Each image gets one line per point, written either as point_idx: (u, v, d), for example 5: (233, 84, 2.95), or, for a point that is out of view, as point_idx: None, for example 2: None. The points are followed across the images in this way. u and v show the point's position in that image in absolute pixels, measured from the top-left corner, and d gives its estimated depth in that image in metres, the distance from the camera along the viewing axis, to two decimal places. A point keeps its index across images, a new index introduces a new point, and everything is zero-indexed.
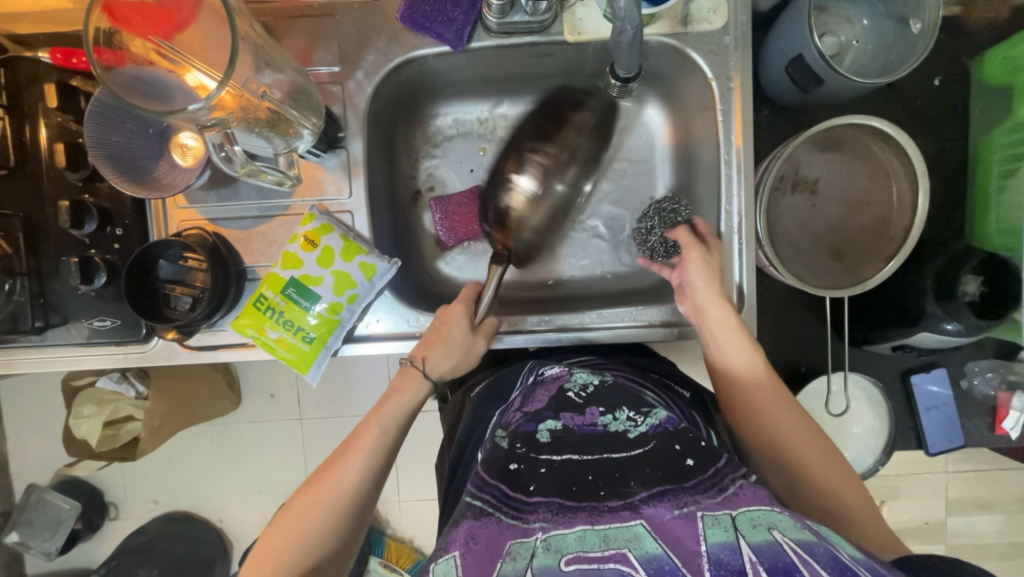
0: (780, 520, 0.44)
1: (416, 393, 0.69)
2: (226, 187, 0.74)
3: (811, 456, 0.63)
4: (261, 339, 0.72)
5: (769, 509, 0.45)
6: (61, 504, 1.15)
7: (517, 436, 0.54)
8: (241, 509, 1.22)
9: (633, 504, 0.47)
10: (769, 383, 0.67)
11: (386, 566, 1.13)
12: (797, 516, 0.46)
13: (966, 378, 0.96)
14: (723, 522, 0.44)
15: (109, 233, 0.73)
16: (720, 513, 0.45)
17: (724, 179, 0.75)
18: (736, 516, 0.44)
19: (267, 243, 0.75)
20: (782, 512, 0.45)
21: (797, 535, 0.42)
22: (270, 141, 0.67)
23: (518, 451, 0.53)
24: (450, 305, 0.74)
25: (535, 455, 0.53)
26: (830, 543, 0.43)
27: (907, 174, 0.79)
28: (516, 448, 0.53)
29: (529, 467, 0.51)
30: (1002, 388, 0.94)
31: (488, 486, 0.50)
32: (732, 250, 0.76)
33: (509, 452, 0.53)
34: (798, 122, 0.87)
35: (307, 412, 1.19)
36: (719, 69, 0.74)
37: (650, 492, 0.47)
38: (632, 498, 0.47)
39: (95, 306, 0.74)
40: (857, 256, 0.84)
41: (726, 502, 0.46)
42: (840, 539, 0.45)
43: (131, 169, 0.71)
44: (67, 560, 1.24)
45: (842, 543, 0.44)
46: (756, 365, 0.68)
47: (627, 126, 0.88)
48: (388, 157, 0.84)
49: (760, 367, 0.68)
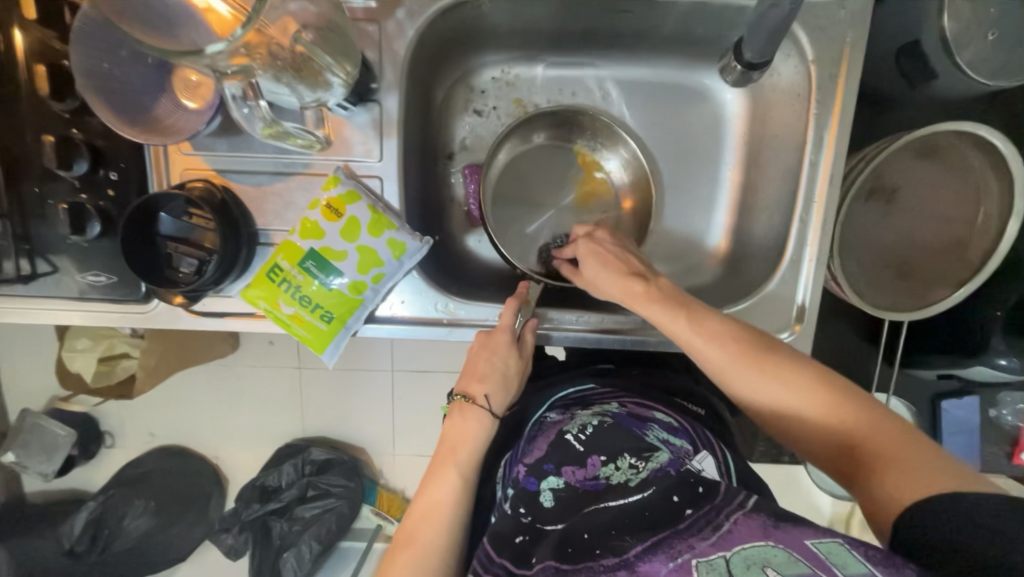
0: (774, 556, 0.41)
1: (488, 433, 0.59)
2: (240, 136, 0.66)
3: (814, 407, 0.51)
4: (274, 315, 0.65)
5: (763, 543, 0.42)
6: (56, 429, 1.11)
7: (520, 499, 0.52)
8: (239, 451, 1.20)
9: (628, 562, 0.43)
10: (740, 341, 0.56)
11: (378, 514, 1.18)
12: (794, 540, 0.42)
13: (996, 408, 0.89)
14: (717, 569, 0.41)
15: (102, 177, 0.64)
16: (715, 556, 0.42)
17: (806, 183, 0.67)
18: (730, 558, 0.41)
19: (283, 204, 0.67)
20: (776, 544, 0.41)
21: (792, 571, 0.39)
22: (296, 91, 0.58)
23: (524, 520, 0.50)
24: (492, 333, 0.65)
25: (541, 526, 0.49)
26: (825, 563, 0.39)
27: (999, 194, 0.70)
28: (522, 516, 0.50)
29: (535, 539, 0.49)
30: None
31: (496, 561, 0.48)
32: (801, 258, 0.68)
33: (514, 522, 0.50)
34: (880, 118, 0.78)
35: (307, 361, 1.14)
36: (823, 52, 0.65)
37: (644, 545, 0.44)
38: (626, 553, 0.43)
39: (89, 256, 0.66)
40: (924, 275, 0.75)
41: (720, 543, 0.43)
42: (846, 557, 0.40)
43: (128, 104, 0.60)
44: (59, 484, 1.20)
45: (845, 562, 0.39)
46: (722, 323, 0.57)
47: (694, 105, 0.79)
48: (422, 115, 0.74)
49: (726, 323, 0.57)
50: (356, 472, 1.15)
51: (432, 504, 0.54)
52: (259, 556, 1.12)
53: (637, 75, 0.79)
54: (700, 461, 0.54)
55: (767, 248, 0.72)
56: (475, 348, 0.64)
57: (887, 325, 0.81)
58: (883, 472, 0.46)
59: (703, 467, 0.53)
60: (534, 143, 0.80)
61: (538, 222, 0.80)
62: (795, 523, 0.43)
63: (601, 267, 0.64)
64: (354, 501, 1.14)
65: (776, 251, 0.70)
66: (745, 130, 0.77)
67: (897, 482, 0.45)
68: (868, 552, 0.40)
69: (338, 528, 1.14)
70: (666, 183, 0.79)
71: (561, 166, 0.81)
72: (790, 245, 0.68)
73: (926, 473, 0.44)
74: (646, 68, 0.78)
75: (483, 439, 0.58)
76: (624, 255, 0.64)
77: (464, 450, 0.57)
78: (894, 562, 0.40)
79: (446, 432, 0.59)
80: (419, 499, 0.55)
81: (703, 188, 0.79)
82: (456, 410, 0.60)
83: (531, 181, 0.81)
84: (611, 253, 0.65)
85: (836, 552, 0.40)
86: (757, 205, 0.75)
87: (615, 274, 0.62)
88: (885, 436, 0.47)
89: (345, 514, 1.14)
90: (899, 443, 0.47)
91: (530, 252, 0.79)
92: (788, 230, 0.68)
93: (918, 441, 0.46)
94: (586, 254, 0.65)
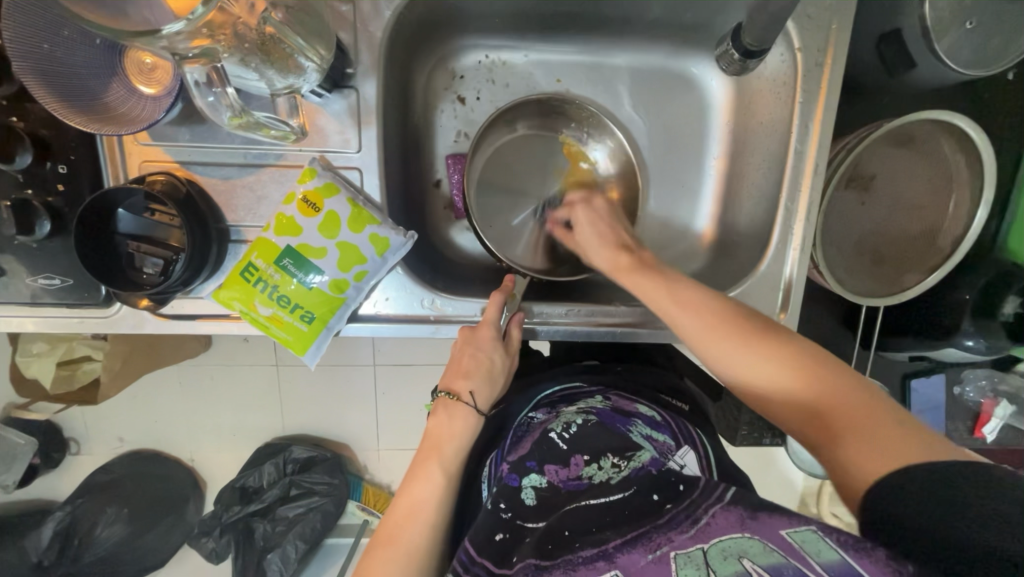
0: (750, 546, 0.40)
1: (473, 433, 0.57)
2: (204, 125, 0.61)
3: (785, 375, 0.50)
4: (250, 316, 0.62)
5: (741, 535, 0.41)
6: (14, 438, 1.04)
7: (501, 494, 0.50)
8: (216, 453, 1.16)
9: (607, 553, 0.42)
10: (716, 310, 0.55)
11: (363, 509, 1.16)
12: (769, 530, 0.41)
13: (960, 385, 0.90)
14: (694, 560, 0.40)
15: (49, 171, 0.59)
16: (692, 549, 0.41)
17: (790, 171, 0.67)
18: (708, 551, 0.41)
19: (254, 198, 0.63)
20: (753, 536, 0.41)
21: (767, 560, 0.39)
22: (265, 76, 0.54)
23: (504, 516, 0.48)
24: (476, 328, 0.63)
25: (522, 524, 0.48)
26: (798, 552, 0.39)
27: (971, 180, 0.72)
28: (502, 512, 0.49)
29: (515, 537, 0.47)
30: (989, 396, 0.90)
31: (477, 562, 0.46)
32: (784, 248, 0.68)
33: (493, 518, 0.48)
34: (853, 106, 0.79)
35: (285, 358, 1.10)
36: (808, 40, 0.65)
37: (624, 538, 0.43)
38: (606, 545, 0.42)
39: (39, 257, 0.60)
40: (898, 262, 0.76)
41: (699, 535, 0.42)
42: (820, 544, 0.39)
43: (76, 91, 0.55)
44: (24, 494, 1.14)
45: (819, 549, 0.39)
46: (699, 292, 0.57)
47: (679, 93, 0.78)
48: (401, 102, 0.71)
49: (706, 293, 0.57)
50: (339, 469, 1.12)
51: (415, 502, 0.51)
52: (242, 558, 1.08)
53: (622, 62, 0.77)
54: (682, 456, 0.55)
55: (752, 237, 0.72)
56: (460, 343, 0.62)
57: (865, 310, 0.84)
58: (854, 441, 0.45)
59: (684, 463, 0.54)
60: (520, 132, 0.78)
61: (522, 215, 0.78)
62: (772, 512, 0.43)
63: (596, 233, 0.68)
64: (338, 498, 1.11)
65: (761, 240, 0.70)
66: (730, 119, 0.77)
67: (867, 451, 0.44)
68: (840, 537, 0.40)
69: (323, 526, 1.11)
70: (651, 172, 0.79)
71: (546, 157, 0.79)
72: (774, 236, 0.68)
73: (890, 441, 0.43)
74: (631, 56, 0.77)
75: (467, 439, 0.56)
76: (616, 225, 0.69)
77: (449, 445, 0.55)
78: (865, 546, 0.39)
79: (429, 430, 0.57)
80: (401, 498, 0.52)
81: (687, 178, 0.79)
82: (441, 408, 0.58)
83: (515, 171, 0.79)
84: (605, 224, 0.69)
85: (811, 537, 0.40)
86: (742, 195, 0.75)
87: (607, 245, 0.66)
88: (861, 407, 0.46)
89: (330, 512, 1.11)
90: (880, 419, 0.45)
91: (515, 245, 0.77)
92: (774, 220, 0.69)
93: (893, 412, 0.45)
94: (583, 219, 0.70)
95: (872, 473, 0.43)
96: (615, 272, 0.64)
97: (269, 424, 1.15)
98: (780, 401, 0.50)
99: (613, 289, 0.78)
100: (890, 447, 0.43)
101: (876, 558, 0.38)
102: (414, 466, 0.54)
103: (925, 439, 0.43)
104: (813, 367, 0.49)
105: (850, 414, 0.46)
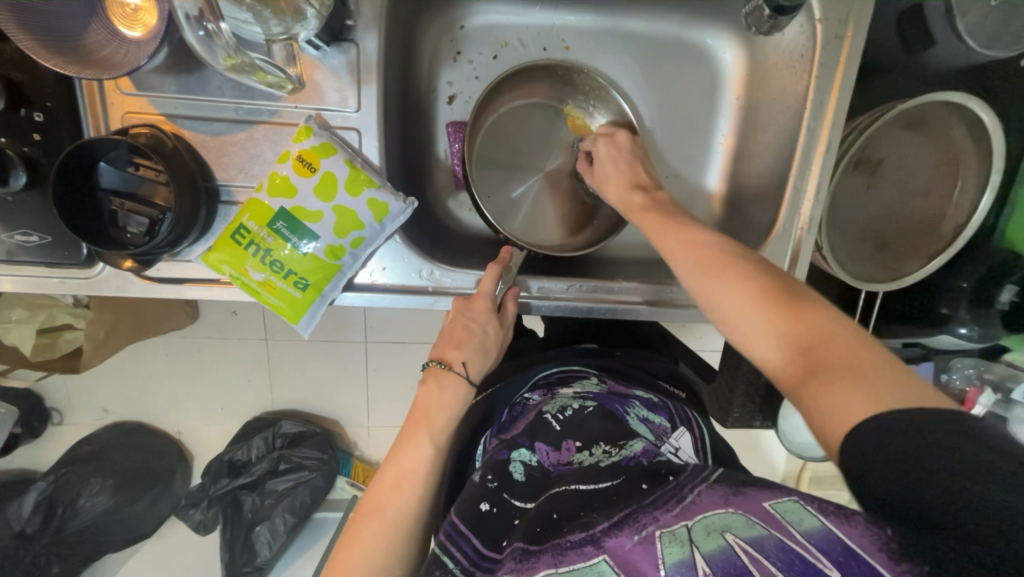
0: (734, 520, 0.40)
1: (462, 405, 0.56)
2: (191, 75, 0.58)
3: (778, 317, 0.47)
4: (241, 281, 0.59)
5: (725, 511, 0.41)
6: None
7: (489, 466, 0.50)
8: (203, 425, 1.14)
9: (595, 537, 0.41)
10: (717, 252, 0.53)
11: (353, 485, 1.16)
12: (752, 504, 0.41)
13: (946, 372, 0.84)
14: (679, 537, 0.40)
15: (24, 118, 0.55)
16: (677, 526, 0.40)
17: (803, 149, 0.65)
18: (693, 527, 0.40)
19: (246, 157, 0.60)
20: (736, 511, 0.41)
21: (751, 535, 0.38)
22: (260, 17, 0.53)
23: (490, 487, 0.48)
24: (471, 299, 0.62)
25: (509, 499, 0.47)
26: (781, 524, 0.39)
27: (978, 167, 0.70)
28: (488, 482, 0.48)
29: (501, 513, 0.47)
30: (975, 384, 0.82)
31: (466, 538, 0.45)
32: (791, 229, 0.67)
33: (479, 488, 0.48)
34: (865, 87, 0.76)
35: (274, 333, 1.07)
36: (830, 12, 0.62)
37: (611, 521, 0.42)
38: (593, 529, 0.41)
39: (14, 211, 0.57)
40: (900, 248, 0.75)
41: (684, 513, 0.41)
42: (801, 514, 0.39)
43: (55, 32, 0.51)
44: (8, 462, 1.11)
45: (801, 519, 0.39)
46: (701, 234, 0.56)
47: (690, 66, 0.76)
48: (401, 63, 0.67)
49: (705, 236, 0.56)
50: (329, 444, 1.11)
51: (402, 472, 0.50)
52: (229, 529, 1.08)
53: (636, 30, 0.74)
54: (677, 439, 0.56)
55: (757, 216, 0.71)
56: (451, 314, 0.61)
57: (865, 296, 0.82)
58: (837, 382, 0.41)
59: (679, 445, 0.55)
60: (523, 99, 0.75)
61: (522, 186, 0.76)
62: (757, 487, 0.43)
63: (617, 171, 0.68)
64: (327, 473, 1.10)
65: (769, 220, 0.69)
66: (741, 94, 0.75)
67: (849, 394, 0.40)
68: (820, 505, 0.39)
69: (312, 501, 1.10)
70: (655, 144, 0.77)
71: (547, 128, 0.77)
72: (782, 216, 0.67)
73: (888, 391, 0.39)
74: (646, 22, 0.74)
75: (453, 414, 0.55)
76: (637, 160, 0.68)
77: (438, 416, 0.54)
78: (846, 512, 0.38)
79: (418, 399, 0.55)
80: (387, 469, 0.51)
81: (692, 155, 0.78)
82: (431, 377, 0.56)
83: (515, 141, 0.76)
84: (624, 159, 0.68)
85: (793, 509, 0.40)
86: (749, 175, 0.74)
87: (623, 183, 0.66)
88: (847, 351, 0.43)
89: (320, 486, 1.10)
90: (875, 365, 0.41)
91: (513, 217, 0.75)
92: (781, 201, 0.67)
93: (883, 359, 0.42)
94: (604, 154, 0.69)
95: (849, 418, 0.39)
96: (628, 210, 0.64)
97: (257, 397, 1.13)
98: (765, 343, 0.48)
99: (611, 267, 0.77)
100: (878, 391, 0.39)
101: (856, 524, 0.37)
102: (400, 435, 0.53)
103: (929, 394, 0.39)
104: (811, 310, 0.47)
105: (842, 354, 0.43)
